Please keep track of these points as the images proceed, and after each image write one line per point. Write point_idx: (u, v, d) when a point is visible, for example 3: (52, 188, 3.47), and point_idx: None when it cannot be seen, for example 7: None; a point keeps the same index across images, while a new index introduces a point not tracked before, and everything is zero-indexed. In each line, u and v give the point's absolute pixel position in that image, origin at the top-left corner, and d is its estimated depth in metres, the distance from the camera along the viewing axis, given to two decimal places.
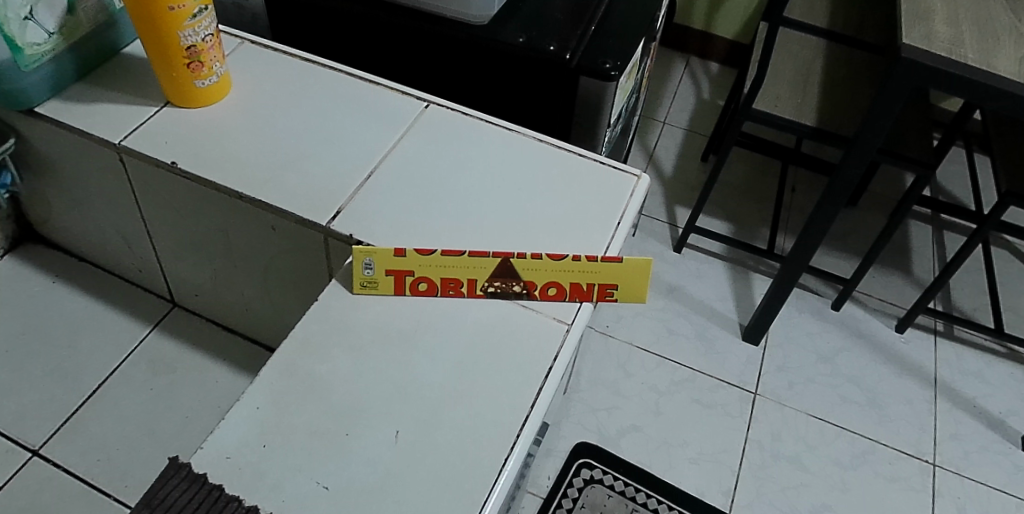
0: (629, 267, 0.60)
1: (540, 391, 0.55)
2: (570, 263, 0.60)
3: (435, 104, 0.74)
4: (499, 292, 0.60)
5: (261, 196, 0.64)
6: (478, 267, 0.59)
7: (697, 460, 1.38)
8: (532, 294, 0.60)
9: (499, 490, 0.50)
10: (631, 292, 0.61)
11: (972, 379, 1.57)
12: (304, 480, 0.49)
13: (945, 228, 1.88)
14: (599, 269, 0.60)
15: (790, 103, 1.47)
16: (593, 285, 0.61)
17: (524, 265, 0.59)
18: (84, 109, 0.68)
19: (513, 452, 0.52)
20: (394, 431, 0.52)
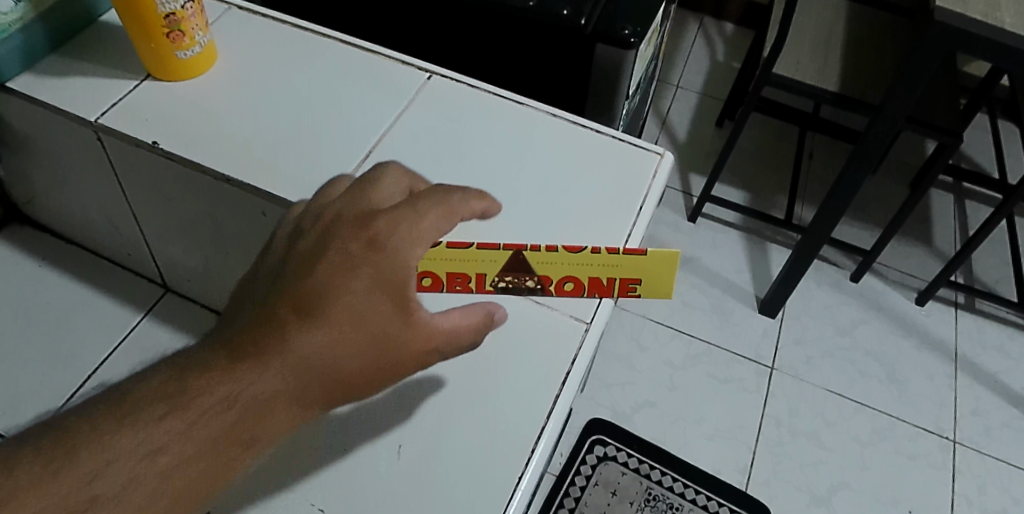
0: (653, 261, 0.52)
1: (556, 404, 0.54)
2: (589, 256, 0.54)
3: (438, 74, 0.69)
4: (512, 287, 0.54)
5: (250, 180, 0.59)
6: (487, 261, 0.54)
7: (712, 436, 1.35)
8: (547, 290, 0.55)
9: (520, 494, 0.52)
10: (659, 289, 0.52)
11: (993, 354, 1.52)
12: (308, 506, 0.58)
13: (967, 197, 1.80)
14: (620, 262, 0.53)
15: (812, 67, 1.40)
16: (614, 280, 0.54)
17: (538, 259, 0.53)
18: (57, 82, 0.63)
19: (528, 469, 0.52)
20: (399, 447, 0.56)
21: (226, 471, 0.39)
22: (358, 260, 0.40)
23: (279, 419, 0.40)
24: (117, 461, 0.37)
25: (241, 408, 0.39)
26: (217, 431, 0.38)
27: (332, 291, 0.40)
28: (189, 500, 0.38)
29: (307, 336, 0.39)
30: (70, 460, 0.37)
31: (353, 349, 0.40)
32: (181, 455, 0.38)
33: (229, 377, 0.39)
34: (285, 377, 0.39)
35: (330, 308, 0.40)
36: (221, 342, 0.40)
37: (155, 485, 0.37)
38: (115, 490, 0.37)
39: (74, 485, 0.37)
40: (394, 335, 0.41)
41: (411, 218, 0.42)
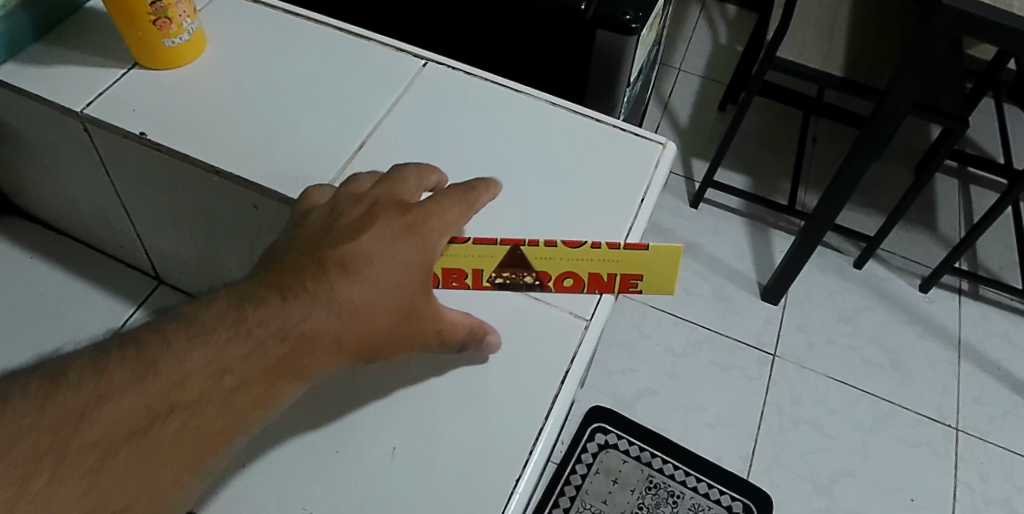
0: (653, 256, 0.55)
1: (553, 405, 0.53)
2: (589, 249, 0.55)
3: (433, 61, 0.67)
4: (509, 283, 0.57)
5: (240, 172, 0.58)
6: (485, 257, 0.56)
7: (714, 424, 1.34)
8: (545, 285, 0.56)
9: (515, 500, 0.51)
10: (660, 285, 0.56)
11: (998, 341, 1.50)
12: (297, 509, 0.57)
13: (972, 182, 1.77)
14: (621, 257, 0.55)
15: (816, 51, 1.37)
16: (614, 275, 0.56)
17: (536, 254, 0.56)
18: (43, 71, 0.61)
19: (525, 471, 0.52)
20: (392, 447, 0.55)
21: (273, 397, 0.46)
22: (399, 239, 0.49)
23: (320, 358, 0.47)
24: (190, 377, 0.43)
25: (293, 342, 0.45)
26: (273, 359, 0.45)
27: (368, 256, 0.48)
28: (243, 417, 0.45)
29: (351, 291, 0.47)
30: (152, 371, 0.42)
31: (382, 305, 0.48)
32: (243, 375, 0.44)
33: (282, 315, 0.45)
34: (329, 322, 0.46)
35: (367, 269, 0.48)
36: (270, 286, 0.47)
37: (221, 400, 0.44)
38: (188, 401, 0.43)
39: (155, 393, 0.42)
40: (420, 308, 0.49)
41: (442, 215, 0.52)
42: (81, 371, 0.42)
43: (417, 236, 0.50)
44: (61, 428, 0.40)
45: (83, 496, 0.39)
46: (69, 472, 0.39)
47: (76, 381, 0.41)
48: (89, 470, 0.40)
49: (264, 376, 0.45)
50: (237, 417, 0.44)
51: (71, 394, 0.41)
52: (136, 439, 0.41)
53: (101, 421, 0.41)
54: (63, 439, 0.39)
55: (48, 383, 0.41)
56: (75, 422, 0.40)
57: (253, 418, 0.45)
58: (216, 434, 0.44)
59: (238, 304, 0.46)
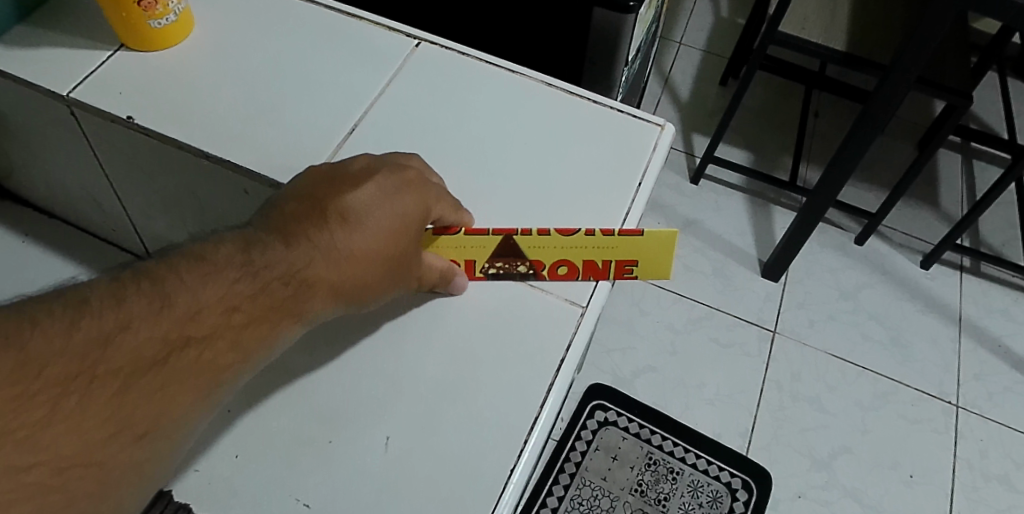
0: (651, 242, 0.55)
1: (548, 394, 0.53)
2: (583, 236, 0.55)
3: (426, 40, 0.65)
4: (502, 273, 0.57)
5: (230, 157, 0.57)
6: (477, 247, 0.56)
7: (713, 401, 1.34)
8: (539, 274, 0.56)
9: (508, 492, 0.51)
10: (655, 270, 0.57)
11: (998, 317, 1.50)
12: (288, 499, 0.56)
13: (975, 157, 1.75)
14: (617, 244, 0.55)
15: (819, 25, 1.35)
16: (610, 263, 0.56)
17: (529, 244, 0.56)
18: (27, 53, 0.60)
19: (520, 461, 0.52)
20: (385, 438, 0.54)
21: (280, 337, 0.46)
22: (399, 193, 0.50)
23: (323, 300, 0.47)
24: (203, 312, 0.42)
25: (299, 283, 0.46)
26: (280, 298, 0.45)
27: (368, 209, 0.48)
28: (252, 355, 0.44)
29: (352, 237, 0.47)
30: (168, 304, 0.42)
31: (381, 256, 0.48)
32: (252, 313, 0.44)
33: (287, 257, 0.45)
34: (333, 266, 0.47)
35: (369, 219, 0.48)
36: (274, 229, 0.46)
37: (232, 337, 0.43)
38: (201, 335, 0.42)
39: (169, 326, 0.41)
40: (412, 261, 0.51)
41: (439, 188, 0.53)
42: (101, 297, 0.41)
43: (415, 191, 0.51)
44: (82, 355, 0.39)
45: (103, 422, 0.38)
46: (91, 398, 0.38)
47: (95, 309, 0.40)
48: (109, 397, 0.39)
49: (272, 316, 0.45)
50: (248, 353, 0.44)
51: (90, 322, 0.40)
52: (153, 371, 0.40)
53: (120, 350, 0.40)
54: (85, 366, 0.38)
55: (71, 308, 0.40)
56: (96, 354, 0.39)
57: (261, 356, 0.45)
58: (227, 369, 0.43)
59: (246, 245, 0.45)
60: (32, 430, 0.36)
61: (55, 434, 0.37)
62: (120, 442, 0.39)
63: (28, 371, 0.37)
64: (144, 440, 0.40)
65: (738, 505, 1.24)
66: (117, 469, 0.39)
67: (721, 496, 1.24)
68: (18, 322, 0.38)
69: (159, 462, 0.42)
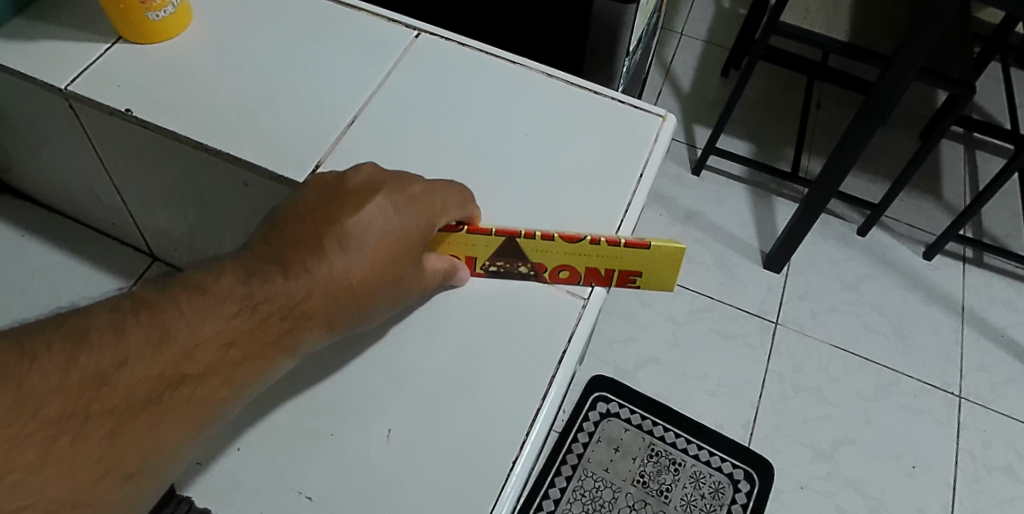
0: (656, 256, 0.54)
1: (551, 387, 0.53)
2: (589, 245, 0.54)
3: (426, 32, 0.65)
4: (502, 271, 0.56)
5: (229, 149, 0.57)
6: (478, 249, 0.55)
7: (715, 392, 1.34)
8: (541, 276, 0.56)
9: (510, 485, 0.51)
10: (658, 282, 0.57)
11: (1001, 308, 1.49)
12: (290, 490, 0.56)
13: (978, 148, 1.75)
14: (622, 255, 0.54)
15: (821, 16, 1.34)
16: (613, 271, 0.55)
17: (532, 248, 0.54)
18: (24, 45, 0.60)
19: (522, 453, 0.51)
20: (387, 430, 0.54)
21: (273, 369, 0.47)
22: (401, 214, 0.49)
23: (318, 332, 0.48)
24: (198, 351, 0.44)
25: (296, 317, 0.46)
26: (275, 333, 0.46)
27: (371, 235, 0.48)
28: (245, 389, 0.46)
29: (352, 265, 0.47)
30: (165, 340, 0.43)
31: (383, 284, 0.48)
32: (247, 349, 0.45)
33: (286, 293, 0.46)
34: (331, 298, 0.47)
35: (368, 244, 0.47)
36: (275, 259, 0.47)
37: (226, 374, 0.45)
38: (196, 373, 0.44)
39: (165, 364, 0.43)
40: (414, 281, 0.51)
41: (452, 197, 0.53)
42: (100, 334, 0.42)
43: (417, 212, 0.50)
44: (78, 392, 0.40)
45: (96, 461, 0.40)
46: (86, 439, 0.40)
47: (94, 345, 0.42)
48: (103, 437, 0.40)
49: (267, 350, 0.46)
50: (240, 388, 0.46)
51: (88, 358, 0.41)
52: (147, 410, 0.42)
53: (116, 389, 0.41)
54: (82, 404, 0.40)
55: (70, 342, 0.41)
56: (91, 392, 0.41)
57: (253, 388, 0.47)
58: (219, 405, 0.45)
59: (245, 277, 0.46)
60: (25, 473, 0.38)
61: (46, 477, 0.38)
62: (113, 479, 0.41)
63: (26, 411, 0.39)
64: (133, 479, 0.42)
65: (741, 496, 1.24)
66: (110, 506, 0.41)
67: (723, 487, 1.24)
68: (18, 356, 0.40)
69: (151, 493, 0.44)
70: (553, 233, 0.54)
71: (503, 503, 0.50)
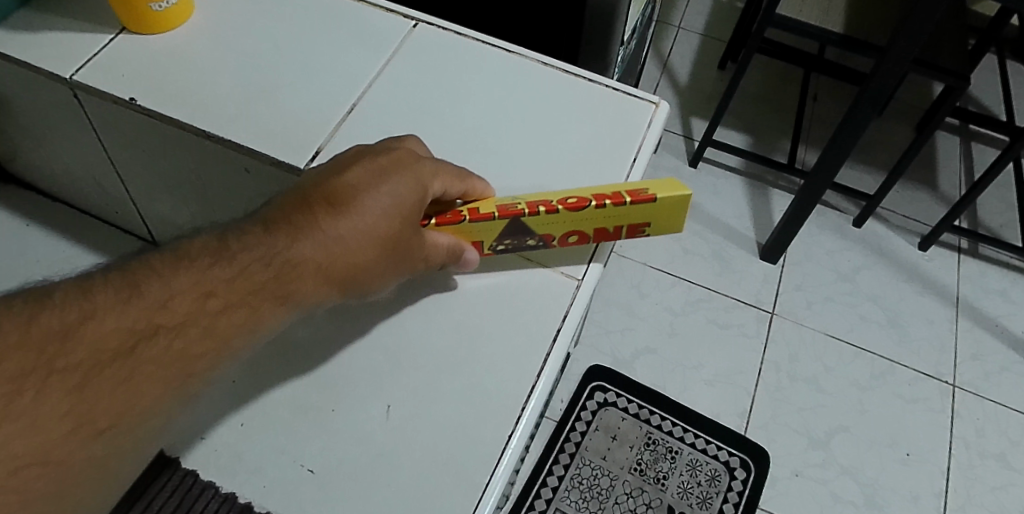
0: (664, 206, 0.52)
1: (545, 365, 0.54)
2: (593, 210, 0.52)
3: (423, 22, 0.66)
4: (511, 247, 0.56)
5: (232, 136, 0.58)
6: (484, 231, 0.54)
7: (712, 382, 1.36)
8: (550, 244, 0.56)
9: (505, 461, 0.52)
10: (668, 226, 0.55)
11: (995, 298, 1.51)
12: (294, 465, 0.58)
13: (973, 139, 1.76)
14: (630, 211, 0.53)
15: (816, 8, 1.35)
16: (621, 227, 0.55)
17: (537, 223, 0.53)
18: (28, 36, 0.60)
19: (516, 430, 0.53)
20: (386, 406, 0.56)
21: (259, 324, 0.48)
22: (388, 172, 0.50)
23: (309, 285, 0.48)
24: (171, 302, 0.45)
25: (280, 268, 0.47)
26: (258, 282, 0.47)
27: (359, 191, 0.49)
28: (226, 343, 0.47)
29: (335, 219, 0.48)
30: (136, 295, 0.45)
31: (373, 240, 0.49)
32: (227, 300, 0.46)
33: (267, 245, 0.47)
34: (315, 250, 0.47)
35: (354, 199, 0.48)
36: (258, 218, 0.49)
37: (204, 324, 0.46)
38: (171, 324, 0.45)
39: (138, 316, 0.44)
40: (411, 240, 0.50)
41: (455, 177, 0.53)
42: (66, 293, 0.44)
43: (406, 172, 0.50)
44: (47, 345, 0.42)
45: (65, 415, 0.41)
46: (54, 390, 0.41)
47: (62, 300, 0.44)
48: (72, 387, 0.42)
49: (248, 301, 0.47)
50: (222, 341, 0.46)
51: (56, 313, 0.43)
52: (121, 360, 0.43)
53: (82, 341, 0.43)
54: (50, 357, 0.42)
55: (34, 301, 0.43)
56: (61, 345, 0.42)
57: (238, 342, 0.47)
58: (198, 358, 0.46)
59: (222, 237, 0.48)
60: None
61: (14, 428, 0.40)
62: (84, 433, 0.42)
63: None
64: (104, 435, 0.43)
65: (736, 484, 1.26)
66: (82, 462, 0.42)
67: (719, 475, 1.26)
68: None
69: (132, 449, 0.45)
70: (556, 205, 0.53)
71: (497, 480, 0.51)
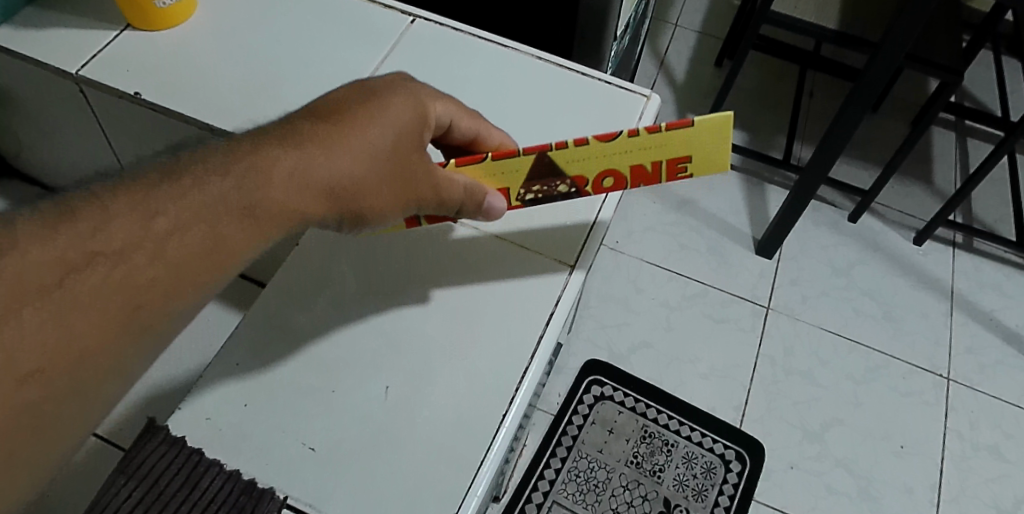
0: (701, 133, 0.49)
1: (539, 347, 0.58)
2: (624, 141, 0.51)
3: (420, 18, 0.67)
4: (542, 195, 0.55)
5: (235, 129, 0.59)
6: (510, 174, 0.54)
7: (708, 376, 1.38)
8: (584, 190, 0.54)
9: (503, 433, 0.55)
10: (707, 166, 0.51)
11: (990, 292, 1.53)
12: (294, 443, 0.55)
13: (968, 135, 1.78)
14: (664, 141, 0.50)
15: (812, 5, 1.36)
16: (659, 163, 0.52)
17: (565, 161, 0.52)
18: (34, 33, 0.62)
19: (511, 408, 0.56)
20: (384, 387, 0.57)
21: (226, 251, 0.42)
22: (377, 96, 0.49)
23: (295, 199, 0.44)
24: (111, 225, 0.38)
25: (254, 180, 0.43)
26: (228, 198, 0.42)
27: (348, 110, 0.47)
28: (181, 272, 0.40)
29: (323, 133, 0.46)
30: (65, 222, 0.38)
31: (368, 153, 0.46)
32: (187, 220, 0.40)
33: (239, 160, 0.43)
34: (300, 162, 0.44)
35: (344, 116, 0.47)
36: (220, 139, 0.44)
37: (155, 247, 0.39)
38: (111, 250, 0.38)
39: (68, 243, 0.37)
40: (409, 160, 0.49)
41: (453, 111, 0.53)
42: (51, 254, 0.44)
43: (397, 97, 0.49)
44: None
45: None
46: None
47: None
48: None
49: (208, 220, 0.41)
50: (183, 265, 0.40)
51: None
52: (48, 290, 0.36)
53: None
54: None
55: None
56: None
57: (198, 272, 0.41)
58: (150, 289, 0.39)
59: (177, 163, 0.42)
60: None
61: None
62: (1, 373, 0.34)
63: None
64: (29, 383, 0.35)
65: (732, 476, 1.28)
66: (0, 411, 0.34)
67: (715, 468, 1.28)
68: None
69: (71, 402, 0.37)
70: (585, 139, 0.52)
71: (495, 452, 0.55)
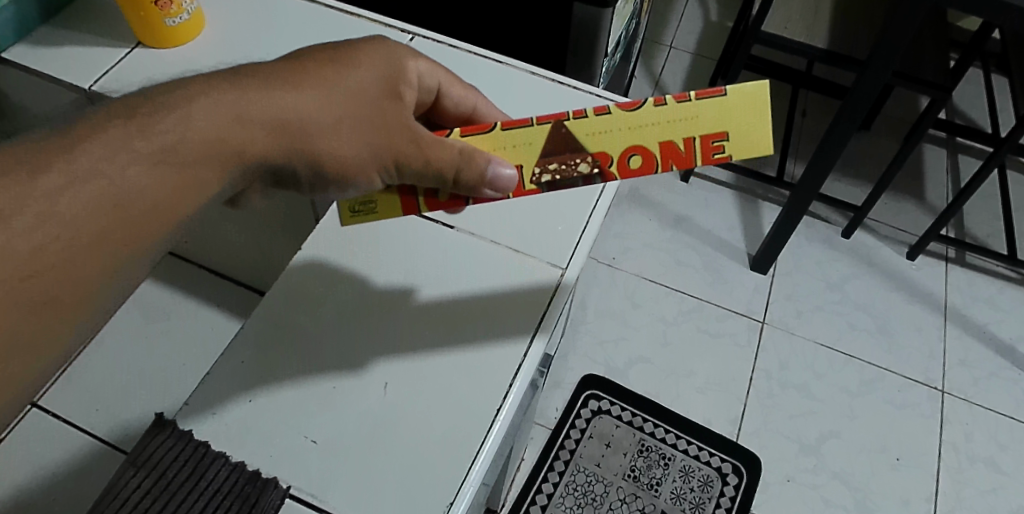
0: (736, 103, 0.44)
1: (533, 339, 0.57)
2: (649, 109, 0.45)
3: (420, 36, 0.70)
4: (559, 176, 0.47)
5: None
6: (520, 149, 0.48)
7: (704, 390, 1.39)
8: (608, 171, 0.46)
9: (503, 415, 0.54)
10: (750, 144, 0.44)
11: (983, 306, 1.55)
12: (296, 435, 0.53)
13: (960, 151, 1.81)
14: (695, 110, 0.45)
15: (801, 26, 1.40)
16: (693, 140, 0.45)
17: (583, 130, 0.47)
18: (49, 51, 0.65)
19: (506, 401, 0.55)
20: (384, 384, 0.55)
21: (162, 200, 0.40)
22: (344, 50, 0.48)
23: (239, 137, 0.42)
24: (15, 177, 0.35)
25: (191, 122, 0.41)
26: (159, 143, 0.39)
27: (310, 59, 0.47)
28: (109, 219, 0.38)
29: (279, 77, 0.45)
30: None
31: (327, 94, 0.45)
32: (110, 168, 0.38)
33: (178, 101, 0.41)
34: (245, 99, 0.43)
35: (304, 64, 0.46)
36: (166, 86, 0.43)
37: (59, 200, 0.36)
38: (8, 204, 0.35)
39: None
40: (376, 106, 0.47)
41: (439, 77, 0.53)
42: None
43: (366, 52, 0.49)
44: None
45: None
46: None
47: None
48: None
49: (121, 167, 0.38)
50: (104, 212, 0.37)
51: None
52: None
53: None
54: None
55: None
56: None
57: (130, 222, 0.38)
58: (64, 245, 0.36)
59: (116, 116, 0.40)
60: None
61: None
62: None
63: None
64: None
65: (728, 489, 1.29)
66: None
67: (712, 481, 1.29)
68: None
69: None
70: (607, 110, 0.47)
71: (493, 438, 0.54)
